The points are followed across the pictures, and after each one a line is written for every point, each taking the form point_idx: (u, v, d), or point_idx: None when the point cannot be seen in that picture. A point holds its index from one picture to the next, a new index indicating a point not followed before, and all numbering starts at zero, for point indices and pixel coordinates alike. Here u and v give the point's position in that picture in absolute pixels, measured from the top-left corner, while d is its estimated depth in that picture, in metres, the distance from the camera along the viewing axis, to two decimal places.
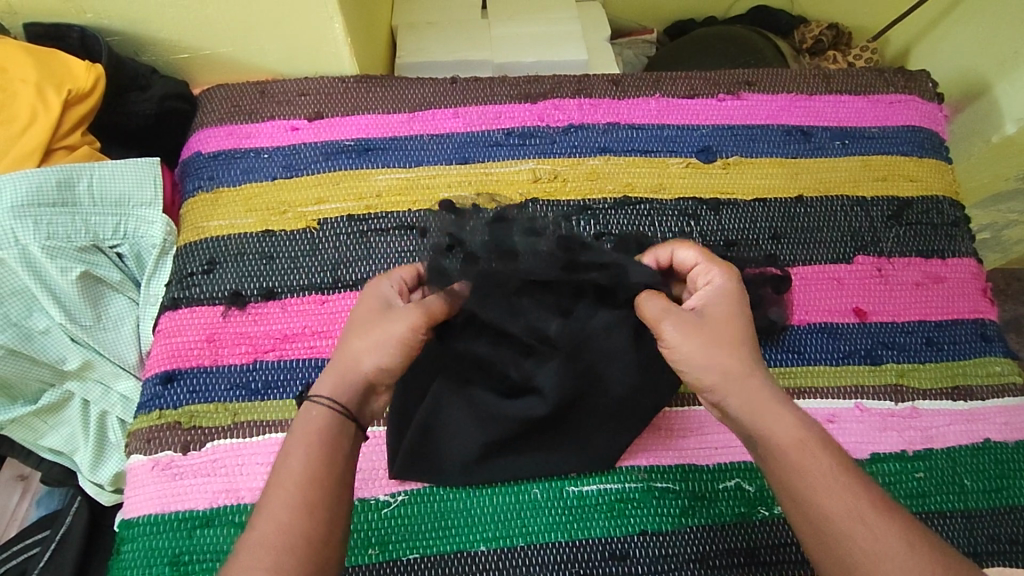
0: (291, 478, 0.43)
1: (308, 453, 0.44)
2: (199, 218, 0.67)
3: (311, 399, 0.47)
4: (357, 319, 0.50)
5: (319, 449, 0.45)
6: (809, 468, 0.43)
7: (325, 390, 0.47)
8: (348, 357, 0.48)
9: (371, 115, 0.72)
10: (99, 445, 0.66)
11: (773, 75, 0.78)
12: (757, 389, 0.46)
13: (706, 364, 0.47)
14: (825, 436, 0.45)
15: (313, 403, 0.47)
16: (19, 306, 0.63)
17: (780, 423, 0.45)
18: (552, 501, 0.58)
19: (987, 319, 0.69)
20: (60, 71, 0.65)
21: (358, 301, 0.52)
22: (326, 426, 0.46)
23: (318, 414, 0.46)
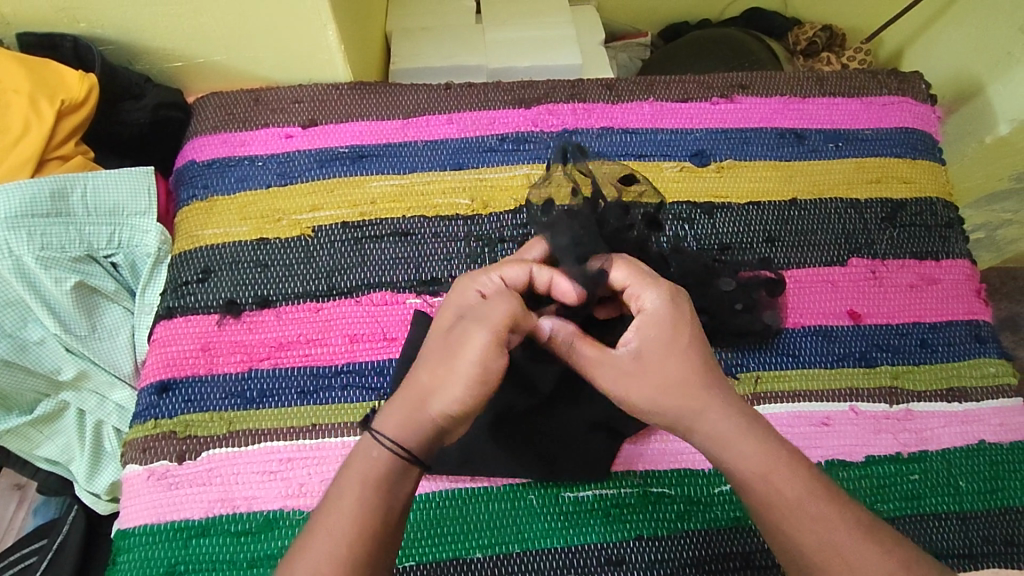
0: (336, 525, 0.42)
1: (359, 501, 0.43)
2: (193, 226, 0.67)
3: (373, 436, 0.45)
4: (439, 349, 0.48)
5: (371, 497, 0.44)
6: (781, 499, 0.44)
7: (388, 426, 0.45)
8: (419, 392, 0.46)
9: (364, 122, 0.72)
10: (95, 455, 0.66)
11: (766, 78, 0.78)
12: (716, 423, 0.46)
13: (654, 412, 0.47)
14: (790, 458, 0.45)
15: (374, 443, 0.45)
16: (14, 317, 0.63)
17: (744, 456, 0.45)
18: (547, 507, 0.58)
19: (981, 320, 0.69)
20: (54, 81, 0.65)
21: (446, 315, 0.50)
22: (382, 472, 0.44)
23: (377, 457, 0.45)
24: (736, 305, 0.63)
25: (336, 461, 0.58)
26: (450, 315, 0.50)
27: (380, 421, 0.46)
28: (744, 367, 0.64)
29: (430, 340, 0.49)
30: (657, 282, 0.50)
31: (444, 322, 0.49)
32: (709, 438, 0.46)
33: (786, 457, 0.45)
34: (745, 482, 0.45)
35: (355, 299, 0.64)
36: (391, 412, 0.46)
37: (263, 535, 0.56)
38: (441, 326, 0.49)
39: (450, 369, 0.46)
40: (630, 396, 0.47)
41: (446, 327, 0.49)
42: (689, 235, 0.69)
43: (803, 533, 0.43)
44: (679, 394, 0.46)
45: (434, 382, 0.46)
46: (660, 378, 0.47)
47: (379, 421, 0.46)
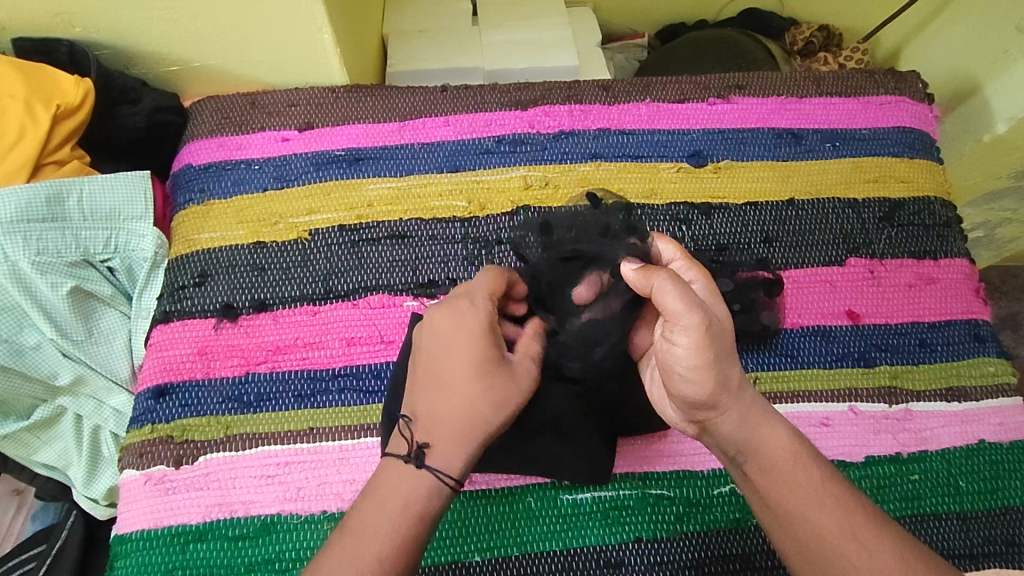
0: (385, 556, 0.42)
1: (409, 534, 0.43)
2: (190, 230, 0.67)
3: (437, 473, 0.44)
4: (474, 379, 0.46)
5: (420, 529, 0.44)
6: (800, 479, 0.45)
7: (449, 464, 0.45)
8: (474, 425, 0.46)
9: (361, 124, 0.72)
10: (93, 460, 0.66)
11: (762, 79, 0.78)
12: (752, 401, 0.46)
13: (706, 378, 0.45)
14: (810, 447, 0.47)
15: (435, 480, 0.44)
16: (10, 323, 0.63)
17: (775, 438, 0.46)
18: (546, 510, 0.58)
19: (980, 319, 0.69)
20: (49, 86, 0.65)
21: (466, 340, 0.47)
22: (433, 505, 0.45)
23: (435, 493, 0.45)
24: (733, 306, 0.63)
25: (335, 465, 0.58)
26: (481, 339, 0.47)
27: (437, 456, 0.45)
28: (743, 367, 0.64)
29: (469, 369, 0.46)
30: (704, 270, 0.52)
31: (480, 350, 0.47)
32: (743, 417, 0.46)
33: (800, 441, 0.47)
34: (770, 463, 0.46)
35: (352, 302, 0.64)
36: (451, 447, 0.45)
37: (262, 540, 0.56)
38: (478, 356, 0.47)
39: (512, 404, 0.47)
40: (700, 351, 0.44)
41: (492, 357, 0.47)
42: (686, 236, 0.69)
43: (817, 518, 0.44)
44: (728, 366, 0.45)
45: (497, 417, 0.46)
46: (723, 345, 0.45)
47: (437, 455, 0.45)
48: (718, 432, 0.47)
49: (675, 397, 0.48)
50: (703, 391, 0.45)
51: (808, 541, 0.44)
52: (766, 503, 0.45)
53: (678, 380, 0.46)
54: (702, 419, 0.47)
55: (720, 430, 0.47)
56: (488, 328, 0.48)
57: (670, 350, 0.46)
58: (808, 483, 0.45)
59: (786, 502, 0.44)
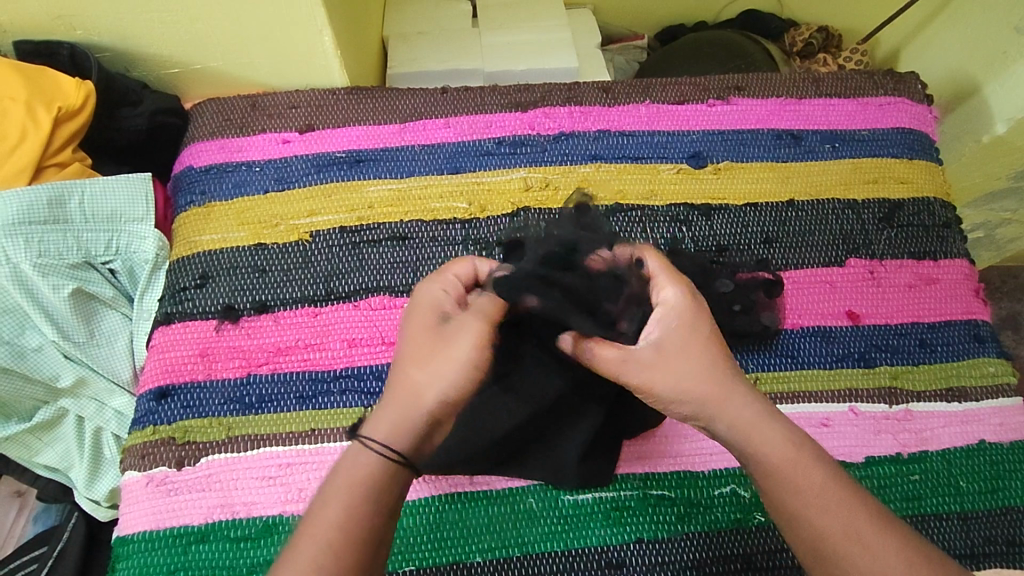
0: (324, 534, 0.41)
1: (347, 508, 0.42)
2: (191, 232, 0.67)
3: (364, 441, 0.45)
4: (413, 342, 0.48)
5: (362, 504, 0.43)
6: (803, 479, 0.44)
7: (379, 430, 0.45)
8: (409, 388, 0.46)
9: (362, 126, 0.72)
10: (95, 462, 0.67)
11: (761, 80, 0.78)
12: (741, 408, 0.46)
13: (681, 392, 0.47)
14: (812, 445, 0.46)
15: (365, 448, 0.44)
16: (11, 325, 0.63)
17: (770, 442, 0.46)
18: (547, 511, 0.58)
19: (980, 320, 0.69)
20: (50, 88, 0.65)
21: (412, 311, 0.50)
22: (370, 476, 0.44)
23: (369, 462, 0.44)
24: (734, 306, 0.63)
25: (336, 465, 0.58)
26: (423, 313, 0.49)
27: (373, 426, 0.45)
28: (743, 368, 0.64)
29: (408, 342, 0.48)
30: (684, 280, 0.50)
31: (422, 318, 0.49)
32: (732, 424, 0.46)
33: (804, 440, 0.46)
34: (770, 463, 0.45)
35: (353, 304, 0.64)
36: (383, 416, 0.45)
37: (262, 541, 0.56)
38: (420, 324, 0.48)
39: (447, 364, 0.46)
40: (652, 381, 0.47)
41: (428, 324, 0.48)
42: (686, 237, 0.69)
43: (819, 519, 0.43)
44: (703, 378, 0.47)
45: (429, 379, 0.46)
46: (686, 362, 0.47)
47: (372, 426, 0.45)
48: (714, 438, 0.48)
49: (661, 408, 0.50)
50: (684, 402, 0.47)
51: (813, 541, 0.43)
52: (773, 505, 0.45)
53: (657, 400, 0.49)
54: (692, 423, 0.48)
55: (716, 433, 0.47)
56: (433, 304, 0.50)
57: None
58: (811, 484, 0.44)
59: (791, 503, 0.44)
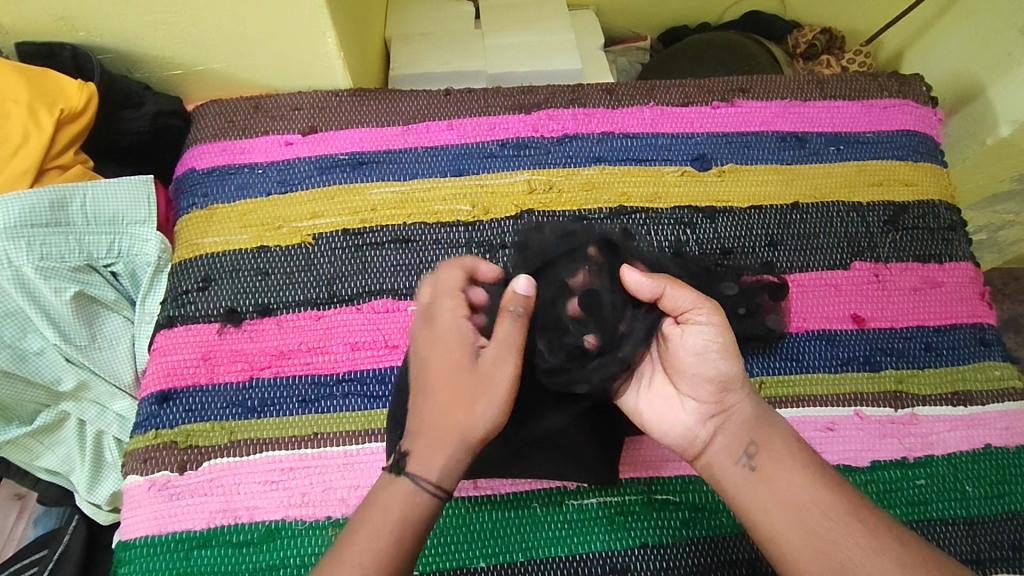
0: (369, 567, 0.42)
1: (393, 545, 0.43)
2: (193, 234, 0.67)
3: (415, 481, 0.45)
4: (449, 377, 0.46)
5: (409, 540, 0.44)
6: (800, 470, 0.47)
7: (428, 468, 0.45)
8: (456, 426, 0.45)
9: (365, 128, 0.71)
10: (96, 464, 0.66)
11: (766, 81, 0.78)
12: (764, 406, 0.50)
13: (721, 362, 0.49)
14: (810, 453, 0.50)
15: (415, 485, 0.45)
16: (13, 328, 0.62)
17: (789, 437, 0.49)
18: (551, 516, 0.57)
19: (985, 323, 0.69)
20: (53, 90, 0.65)
21: (429, 338, 0.48)
22: (418, 514, 0.45)
23: (419, 501, 0.45)
24: (739, 309, 0.62)
25: (340, 470, 0.58)
26: (440, 348, 0.48)
27: (419, 462, 0.45)
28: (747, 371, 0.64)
29: (437, 382, 0.47)
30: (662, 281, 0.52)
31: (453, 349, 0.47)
32: (759, 411, 0.50)
33: (800, 438, 0.49)
34: (788, 450, 0.48)
35: (355, 307, 0.64)
36: (429, 454, 0.45)
37: (266, 546, 0.55)
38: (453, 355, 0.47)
39: (491, 404, 0.45)
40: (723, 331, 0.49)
41: (459, 361, 0.47)
42: (690, 240, 0.69)
43: (809, 514, 0.45)
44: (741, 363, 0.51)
45: (477, 419, 0.45)
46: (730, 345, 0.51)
47: (420, 463, 0.45)
48: (734, 420, 0.49)
49: (691, 397, 0.51)
50: (716, 372, 0.49)
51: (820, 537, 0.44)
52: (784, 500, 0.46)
53: (698, 362, 0.49)
54: (722, 408, 0.50)
55: (739, 417, 0.49)
56: (455, 335, 0.48)
57: (690, 335, 0.49)
58: (805, 477, 0.46)
59: (783, 492, 0.46)
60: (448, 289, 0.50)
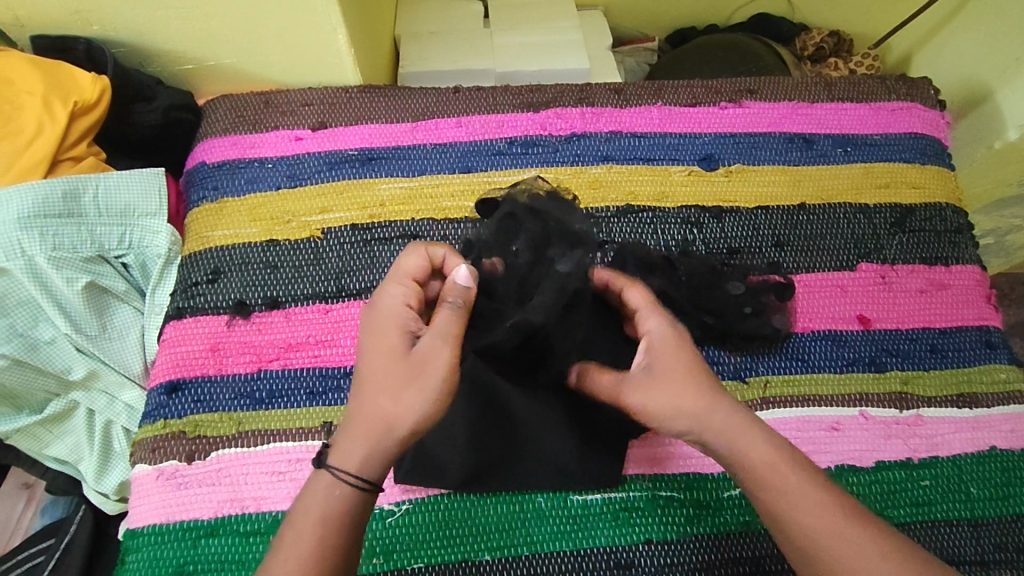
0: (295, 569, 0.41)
1: (319, 543, 0.42)
2: (204, 227, 0.67)
3: (333, 474, 0.43)
4: (386, 368, 0.44)
5: (334, 539, 0.42)
6: (787, 485, 0.45)
7: (349, 461, 0.43)
8: (376, 416, 0.43)
9: (375, 124, 0.72)
10: (105, 454, 0.67)
11: (774, 83, 0.78)
12: (726, 418, 0.47)
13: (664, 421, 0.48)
14: (793, 452, 0.47)
15: (334, 480, 0.43)
16: (25, 317, 0.63)
17: (752, 447, 0.46)
18: (556, 510, 0.58)
19: (992, 325, 0.69)
20: (67, 83, 0.65)
21: (370, 326, 0.47)
22: (345, 510, 0.43)
23: (342, 496, 0.43)
24: (745, 309, 0.63)
25: None
26: (382, 341, 0.46)
27: (337, 456, 0.43)
28: (753, 371, 0.64)
29: (369, 377, 0.45)
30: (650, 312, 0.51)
31: (392, 340, 0.45)
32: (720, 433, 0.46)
33: (779, 448, 0.46)
34: (750, 470, 0.46)
35: (363, 301, 0.64)
36: (348, 445, 0.44)
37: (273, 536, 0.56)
38: (389, 346, 0.45)
39: (421, 393, 0.43)
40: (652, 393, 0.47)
41: (397, 349, 0.45)
42: (697, 239, 0.69)
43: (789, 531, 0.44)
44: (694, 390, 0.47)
45: (404, 410, 0.43)
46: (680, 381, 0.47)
47: (338, 456, 0.43)
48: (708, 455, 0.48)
49: None
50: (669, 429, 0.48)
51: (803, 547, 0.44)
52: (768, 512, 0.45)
53: None
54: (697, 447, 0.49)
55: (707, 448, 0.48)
56: (398, 316, 0.47)
57: None
58: (777, 496, 0.45)
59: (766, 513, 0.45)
60: (403, 270, 0.49)
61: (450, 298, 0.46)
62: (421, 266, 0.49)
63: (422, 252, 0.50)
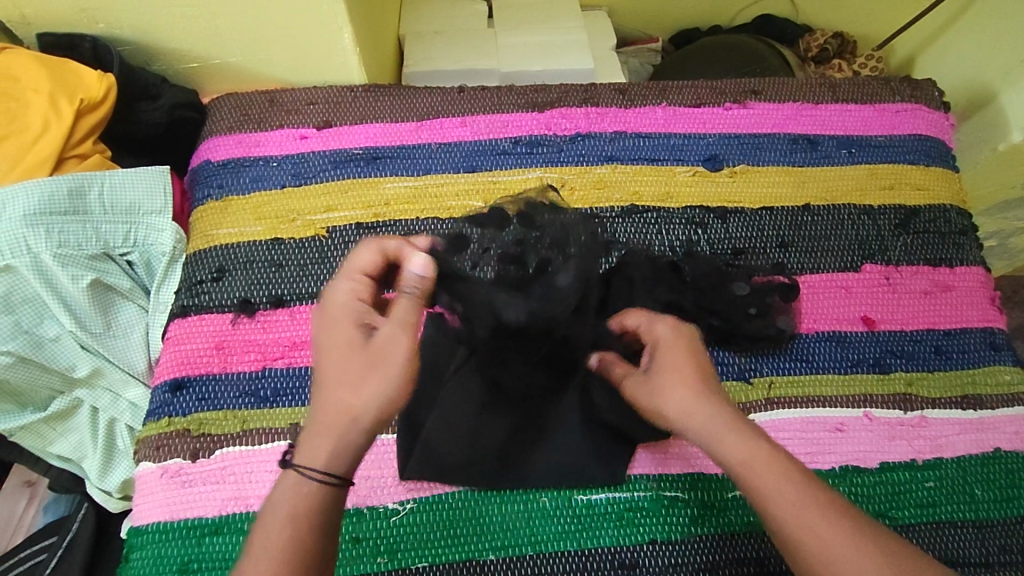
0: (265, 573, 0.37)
1: (289, 544, 0.39)
2: (209, 225, 0.67)
3: (300, 472, 0.40)
4: (344, 360, 0.42)
5: (304, 540, 0.39)
6: (765, 486, 0.43)
7: (314, 457, 0.40)
8: (340, 409, 0.41)
9: (380, 123, 0.72)
10: (108, 452, 0.67)
11: (778, 84, 0.78)
12: (707, 420, 0.45)
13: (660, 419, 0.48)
14: (777, 455, 0.44)
15: (301, 478, 0.40)
16: (30, 314, 0.63)
17: (730, 449, 0.44)
18: (560, 510, 0.58)
19: (996, 327, 0.69)
20: (73, 80, 0.65)
21: (322, 322, 0.45)
22: (313, 508, 0.40)
23: (308, 494, 0.40)
24: (750, 310, 0.63)
25: None
26: (336, 334, 0.43)
27: (302, 454, 0.41)
28: (757, 372, 0.64)
29: (327, 371, 0.42)
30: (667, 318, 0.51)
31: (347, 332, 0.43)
32: (701, 434, 0.45)
33: (763, 452, 0.44)
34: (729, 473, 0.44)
35: None
36: (313, 442, 0.41)
37: None
38: (345, 337, 0.43)
39: (385, 382, 0.41)
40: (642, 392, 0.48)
41: (354, 338, 0.43)
42: (702, 240, 0.69)
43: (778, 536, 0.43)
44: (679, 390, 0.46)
45: (368, 401, 0.41)
46: (664, 381, 0.47)
47: (304, 454, 0.41)
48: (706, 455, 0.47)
49: None
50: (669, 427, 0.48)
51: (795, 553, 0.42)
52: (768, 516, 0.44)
53: None
54: None
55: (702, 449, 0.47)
56: (350, 309, 0.44)
57: None
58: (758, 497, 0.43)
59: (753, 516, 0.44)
60: (353, 265, 0.47)
61: (408, 288, 0.46)
62: (371, 257, 0.47)
63: (373, 245, 0.48)
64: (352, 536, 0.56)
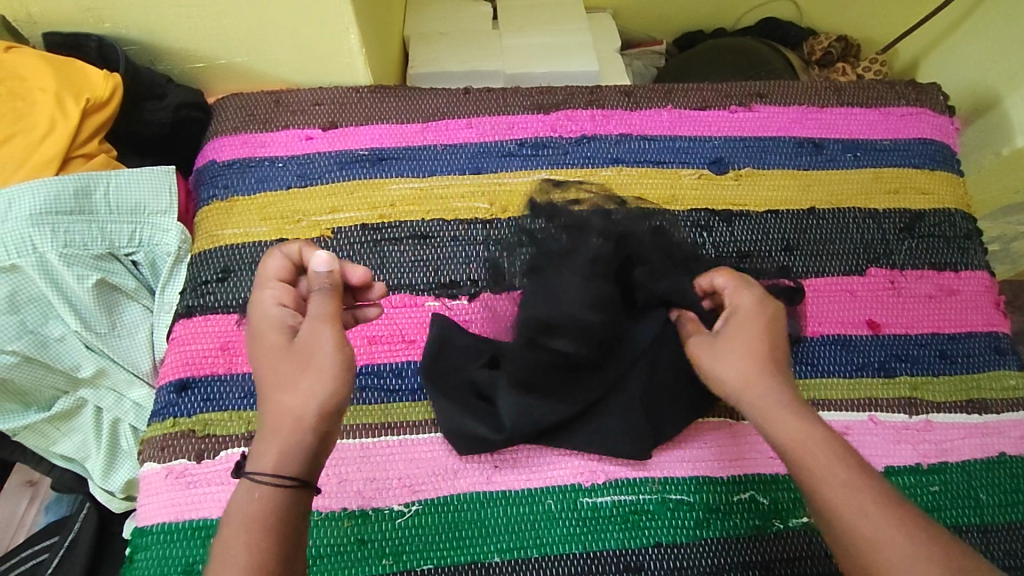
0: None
1: (250, 547, 0.38)
2: (214, 226, 0.67)
3: (251, 479, 0.40)
4: (274, 367, 0.43)
5: (265, 542, 0.38)
6: (816, 465, 0.43)
7: (263, 462, 0.40)
8: (282, 413, 0.41)
9: (385, 124, 0.72)
10: (111, 452, 0.66)
11: (784, 87, 0.78)
12: (767, 395, 0.46)
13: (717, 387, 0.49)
14: (831, 434, 0.44)
15: (253, 484, 0.40)
16: (35, 314, 0.63)
17: (784, 426, 0.45)
18: (567, 512, 0.58)
19: (1001, 332, 0.69)
20: (79, 80, 0.65)
21: (252, 338, 0.46)
22: (271, 511, 0.39)
23: (262, 497, 0.40)
24: None
25: (355, 462, 0.58)
26: (265, 347, 0.44)
27: (252, 463, 0.41)
28: None
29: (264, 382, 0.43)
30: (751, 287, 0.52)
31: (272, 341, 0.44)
32: (755, 408, 0.46)
33: (823, 431, 0.44)
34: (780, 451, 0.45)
35: None
36: (263, 449, 0.41)
37: None
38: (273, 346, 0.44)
39: (318, 378, 0.42)
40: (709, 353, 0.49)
41: (280, 346, 0.44)
42: (707, 242, 0.69)
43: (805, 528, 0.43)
44: (744, 362, 0.47)
45: (305, 399, 0.41)
46: (731, 349, 0.48)
47: (255, 461, 0.41)
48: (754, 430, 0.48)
49: None
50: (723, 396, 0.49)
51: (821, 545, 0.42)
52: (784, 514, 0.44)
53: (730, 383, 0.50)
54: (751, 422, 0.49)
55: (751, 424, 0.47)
56: (272, 318, 0.45)
57: None
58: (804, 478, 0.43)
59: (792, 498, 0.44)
60: (269, 275, 0.48)
61: (318, 286, 0.46)
62: (284, 265, 0.48)
63: (279, 253, 0.49)
64: (359, 537, 0.56)
